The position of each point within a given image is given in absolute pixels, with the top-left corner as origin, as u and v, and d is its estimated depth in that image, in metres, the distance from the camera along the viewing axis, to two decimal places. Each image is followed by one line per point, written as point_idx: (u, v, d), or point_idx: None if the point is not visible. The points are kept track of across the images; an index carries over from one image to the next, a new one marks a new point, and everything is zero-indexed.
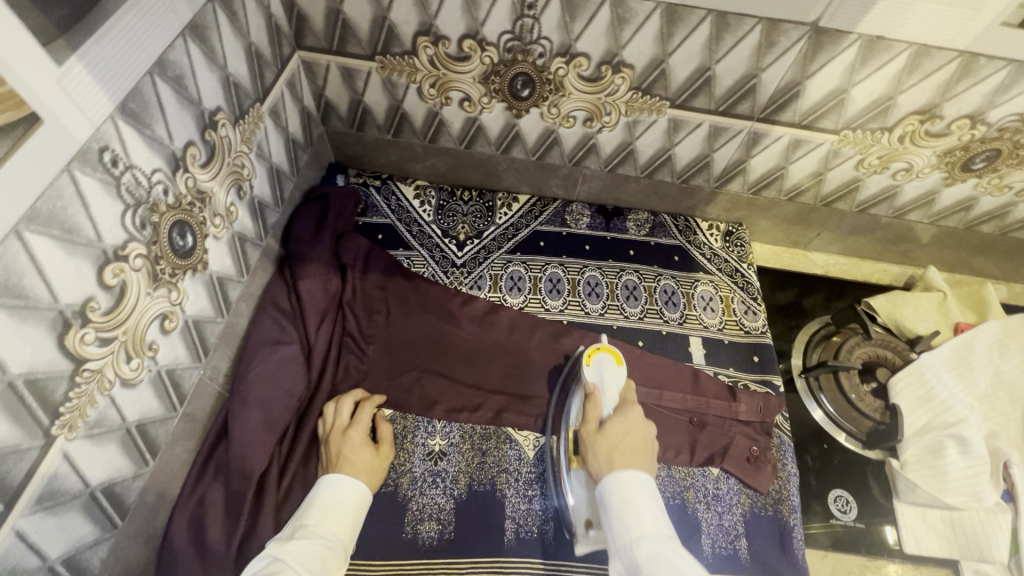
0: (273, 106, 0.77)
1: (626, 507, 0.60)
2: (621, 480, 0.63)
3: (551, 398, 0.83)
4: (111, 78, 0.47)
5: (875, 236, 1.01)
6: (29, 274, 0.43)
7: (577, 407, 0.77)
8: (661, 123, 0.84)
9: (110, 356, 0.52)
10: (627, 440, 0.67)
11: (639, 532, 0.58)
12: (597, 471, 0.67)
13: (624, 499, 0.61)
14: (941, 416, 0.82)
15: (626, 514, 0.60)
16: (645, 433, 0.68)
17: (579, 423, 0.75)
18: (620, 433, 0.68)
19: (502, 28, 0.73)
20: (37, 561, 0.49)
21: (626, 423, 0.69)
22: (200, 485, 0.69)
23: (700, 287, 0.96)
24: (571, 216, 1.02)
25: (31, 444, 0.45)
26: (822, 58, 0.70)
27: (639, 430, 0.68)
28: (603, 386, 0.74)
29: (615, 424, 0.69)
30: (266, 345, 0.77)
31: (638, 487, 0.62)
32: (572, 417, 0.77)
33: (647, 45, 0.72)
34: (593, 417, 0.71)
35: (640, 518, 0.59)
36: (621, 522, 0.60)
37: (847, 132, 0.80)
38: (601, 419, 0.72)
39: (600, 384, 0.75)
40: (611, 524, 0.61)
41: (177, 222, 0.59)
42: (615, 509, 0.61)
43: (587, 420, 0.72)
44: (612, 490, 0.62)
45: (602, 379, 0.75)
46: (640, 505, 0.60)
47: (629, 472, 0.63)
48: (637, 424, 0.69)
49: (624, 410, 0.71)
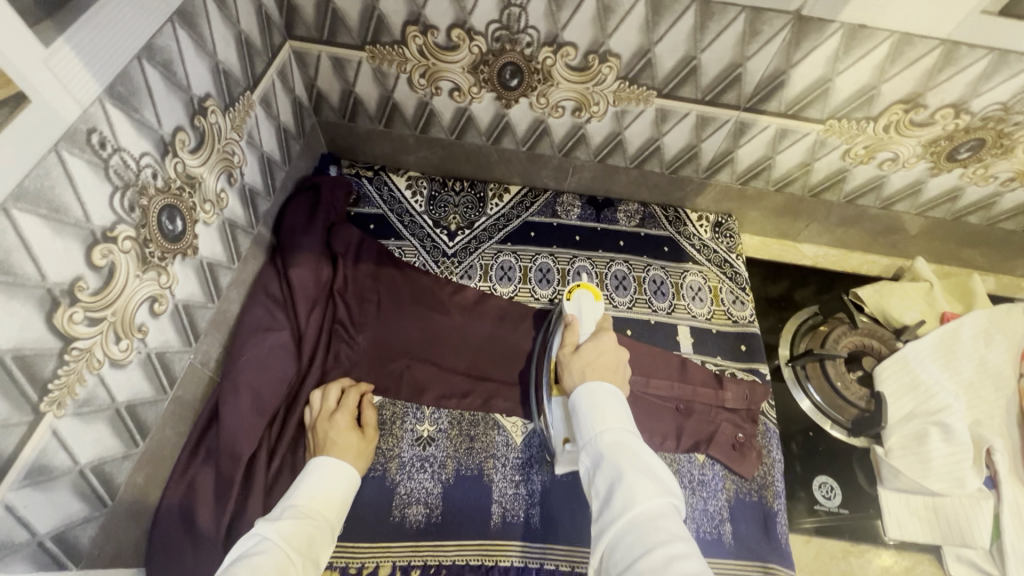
0: (263, 94, 0.78)
1: (595, 408, 0.60)
2: (592, 389, 0.63)
3: (536, 338, 0.87)
4: (99, 60, 0.47)
5: (863, 227, 1.02)
6: (16, 252, 0.44)
7: (557, 338, 0.79)
8: (649, 113, 0.84)
9: (99, 336, 0.53)
10: (599, 358, 0.69)
11: (605, 426, 0.58)
12: (571, 385, 0.68)
13: (593, 402, 0.61)
14: (925, 404, 0.83)
15: (594, 412, 0.60)
16: (617, 354, 0.70)
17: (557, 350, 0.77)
18: (593, 353, 0.69)
19: (489, 17, 0.74)
20: (26, 535, 0.50)
21: (599, 346, 0.71)
22: (189, 469, 0.70)
23: (689, 277, 0.97)
24: (562, 206, 1.03)
25: (20, 419, 0.46)
26: (806, 47, 0.71)
27: (611, 352, 0.70)
28: (581, 317, 0.79)
29: (588, 345, 0.71)
30: (257, 332, 0.78)
31: (608, 392, 0.62)
32: (553, 348, 0.79)
33: (633, 34, 0.73)
34: (570, 339, 0.75)
35: (609, 416, 0.59)
36: (588, 419, 0.60)
37: (833, 122, 0.81)
38: (578, 343, 0.75)
39: (578, 316, 0.80)
40: (579, 420, 0.61)
41: (166, 206, 0.60)
42: (584, 408, 0.61)
43: (565, 344, 0.75)
44: (584, 394, 0.63)
45: (580, 311, 0.80)
46: (608, 406, 0.60)
47: (600, 383, 0.63)
48: (610, 346, 0.71)
49: (597, 334, 0.73)
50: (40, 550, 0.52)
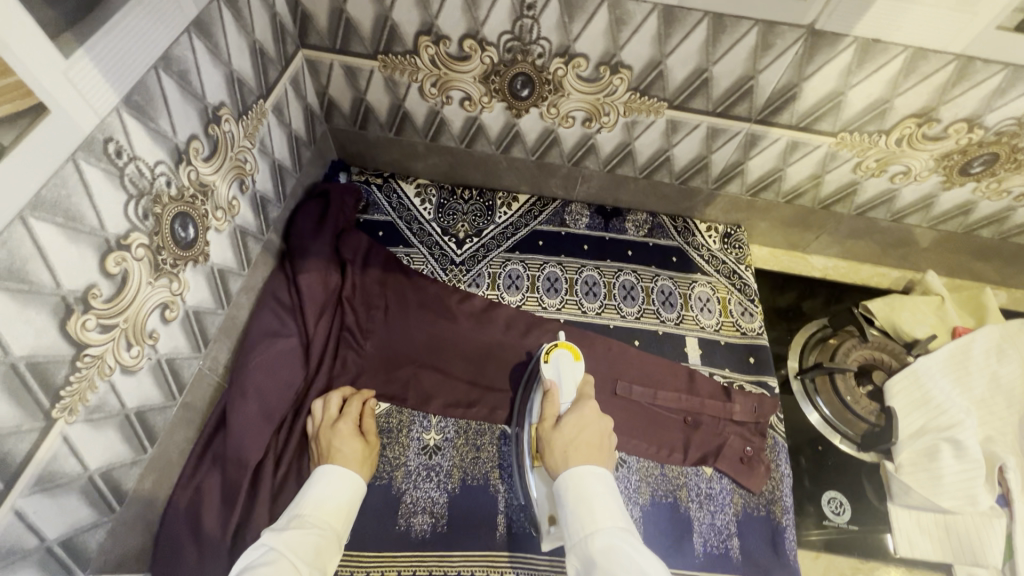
0: (276, 102, 0.78)
1: (581, 505, 0.60)
2: (577, 476, 0.63)
3: (515, 395, 0.84)
4: (117, 71, 0.48)
5: (874, 239, 1.01)
6: (33, 259, 0.44)
7: (536, 405, 0.76)
8: (660, 124, 0.84)
9: (111, 342, 0.53)
10: (582, 436, 0.67)
11: (593, 526, 0.58)
12: (554, 466, 0.67)
13: (579, 496, 0.61)
14: (937, 419, 0.82)
15: (580, 510, 0.60)
16: (600, 428, 0.69)
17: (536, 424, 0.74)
18: (575, 429, 0.68)
19: (501, 29, 0.74)
20: (35, 542, 0.50)
21: (581, 419, 0.69)
22: (196, 474, 0.70)
23: (698, 288, 0.97)
24: (570, 216, 1.03)
25: (32, 425, 0.46)
26: (818, 60, 0.71)
27: (594, 425, 0.69)
28: (560, 382, 0.75)
29: (572, 420, 0.69)
30: (265, 337, 0.78)
31: (592, 482, 0.62)
32: (533, 416, 0.76)
33: (645, 47, 0.73)
34: (550, 413, 0.72)
35: (595, 514, 0.59)
36: (576, 519, 0.60)
37: (845, 134, 0.81)
38: (558, 415, 0.72)
39: (557, 381, 0.75)
40: (567, 520, 0.61)
41: (179, 214, 0.60)
42: (569, 506, 0.61)
43: (545, 418, 0.72)
44: (568, 486, 0.63)
45: (560, 375, 0.75)
46: (594, 501, 0.60)
47: (584, 466, 0.64)
48: (594, 420, 0.69)
49: (579, 406, 0.71)
50: (48, 556, 0.52)
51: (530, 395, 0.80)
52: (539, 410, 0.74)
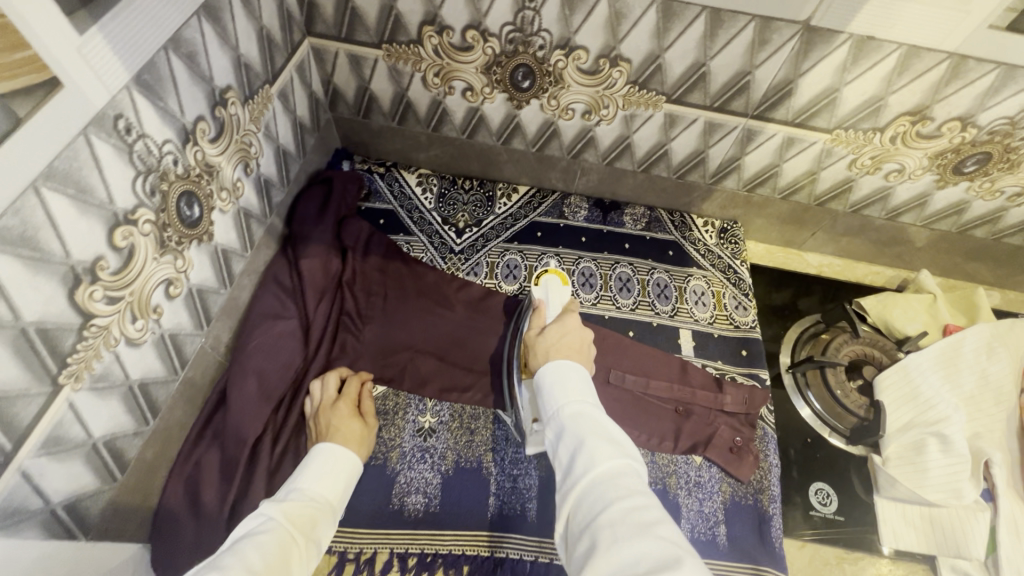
0: (281, 89, 0.80)
1: (558, 383, 0.62)
2: (556, 366, 0.65)
3: (507, 331, 0.89)
4: (128, 50, 0.50)
5: (868, 237, 1.02)
6: (44, 229, 0.45)
7: (525, 322, 0.81)
8: (658, 118, 0.86)
9: (117, 314, 0.55)
10: (564, 338, 0.71)
11: (568, 400, 0.60)
12: (536, 365, 0.69)
13: (557, 378, 0.63)
14: (925, 414, 0.82)
15: (558, 387, 0.62)
16: (581, 336, 0.72)
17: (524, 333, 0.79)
18: (558, 333, 0.71)
19: (504, 20, 0.75)
20: (40, 503, 0.51)
21: (564, 327, 0.73)
22: (196, 450, 0.72)
23: (693, 282, 0.98)
24: (569, 208, 1.05)
25: (40, 390, 0.48)
26: (814, 56, 0.72)
27: (577, 333, 0.72)
28: (547, 301, 0.83)
29: (555, 327, 0.73)
30: (266, 319, 0.80)
31: (571, 370, 0.64)
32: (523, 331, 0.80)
33: (644, 40, 0.74)
34: (536, 322, 0.77)
35: (571, 390, 0.61)
36: (553, 395, 0.61)
37: (840, 131, 0.82)
38: (544, 325, 0.77)
39: (545, 300, 0.83)
40: (544, 396, 0.62)
41: (185, 192, 0.62)
42: (548, 385, 0.63)
43: (532, 326, 0.77)
44: (548, 372, 0.64)
45: (546, 295, 0.83)
46: (571, 381, 0.62)
47: (563, 360, 0.65)
48: (576, 328, 0.73)
49: (563, 317, 0.76)
50: (52, 519, 0.53)
51: (521, 320, 0.85)
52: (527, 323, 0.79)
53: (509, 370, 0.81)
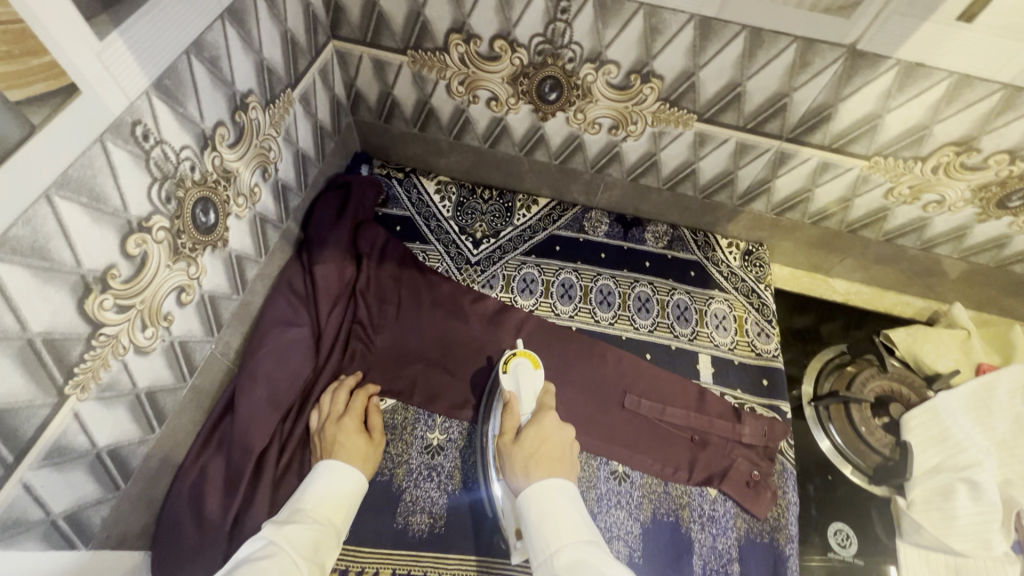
0: (303, 92, 0.78)
1: (544, 520, 0.60)
2: (538, 493, 0.63)
3: (479, 410, 0.82)
4: (149, 55, 0.48)
5: (899, 267, 0.98)
6: (55, 238, 0.44)
7: (496, 418, 0.77)
8: (687, 137, 0.83)
9: (126, 323, 0.54)
10: (543, 448, 0.68)
11: (558, 543, 0.58)
12: (515, 479, 0.67)
13: (542, 511, 0.61)
14: (954, 458, 0.79)
15: (545, 525, 0.60)
16: (562, 439, 0.69)
17: (496, 435, 0.75)
18: (536, 442, 0.68)
19: (534, 31, 0.73)
20: (41, 514, 0.50)
21: (541, 431, 0.69)
22: (201, 456, 0.70)
23: (714, 305, 0.95)
24: (589, 222, 1.02)
25: (45, 400, 0.47)
26: (857, 81, 0.69)
27: (556, 438, 0.69)
28: (519, 393, 0.76)
29: (532, 432, 0.69)
30: (278, 325, 0.79)
31: (557, 495, 0.62)
32: (495, 426, 0.77)
33: (678, 57, 0.71)
34: (509, 427, 0.72)
35: (560, 529, 0.59)
36: (541, 536, 0.59)
37: (878, 158, 0.78)
38: (519, 427, 0.73)
39: (516, 390, 0.76)
40: (531, 536, 0.60)
41: (201, 199, 0.60)
42: (533, 521, 0.61)
43: (505, 431, 0.72)
44: (531, 502, 0.62)
45: (518, 385, 0.76)
46: (557, 516, 0.61)
47: (549, 480, 0.64)
48: (554, 431, 0.70)
49: (539, 417, 0.72)
50: (52, 529, 0.52)
51: (493, 406, 0.80)
52: (499, 423, 0.75)
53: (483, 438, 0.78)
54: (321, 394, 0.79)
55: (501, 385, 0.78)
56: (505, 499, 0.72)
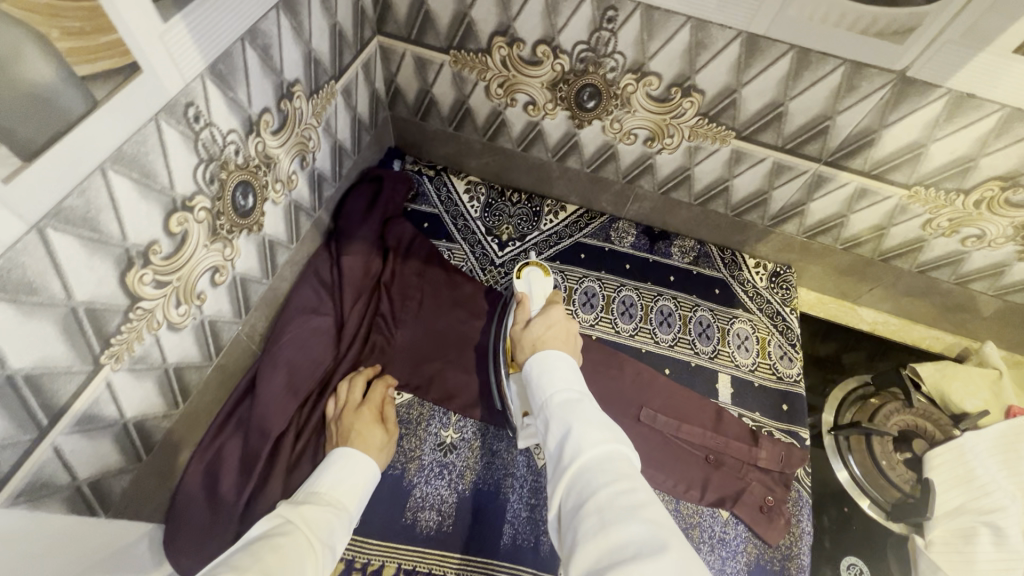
0: (346, 85, 0.79)
1: (543, 373, 0.62)
2: (542, 357, 0.64)
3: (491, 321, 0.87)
4: (207, 40, 0.49)
5: (932, 300, 0.96)
6: (105, 211, 0.45)
7: (509, 318, 0.80)
8: (723, 153, 0.82)
9: (163, 298, 0.55)
10: (548, 331, 0.69)
11: (556, 389, 0.60)
12: (522, 361, 0.69)
13: (543, 367, 0.63)
14: (978, 500, 0.76)
15: (544, 377, 0.62)
16: (567, 326, 0.71)
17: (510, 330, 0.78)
18: (543, 327, 0.70)
19: (578, 38, 0.73)
20: (67, 479, 0.51)
21: (548, 319, 0.72)
22: (219, 436, 0.72)
23: (737, 325, 0.94)
24: (616, 232, 1.02)
25: (81, 367, 0.48)
26: (903, 109, 0.68)
27: (563, 325, 0.71)
28: (531, 293, 0.81)
29: (539, 319, 0.72)
30: (302, 312, 0.80)
31: (559, 358, 0.64)
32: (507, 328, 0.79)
33: (721, 74, 0.71)
34: (521, 317, 0.76)
35: (557, 379, 0.61)
36: (540, 385, 0.62)
37: (919, 188, 0.77)
38: (528, 319, 0.76)
39: (528, 292, 0.81)
40: (534, 385, 0.63)
41: (241, 182, 0.62)
42: (536, 374, 0.63)
43: (517, 321, 0.76)
44: (536, 362, 0.64)
45: (530, 288, 0.82)
46: (557, 370, 0.62)
47: (551, 351, 0.65)
48: (560, 319, 0.72)
49: (546, 310, 0.74)
50: (76, 494, 0.53)
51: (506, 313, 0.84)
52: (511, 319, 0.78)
53: (495, 356, 0.81)
54: (339, 380, 0.80)
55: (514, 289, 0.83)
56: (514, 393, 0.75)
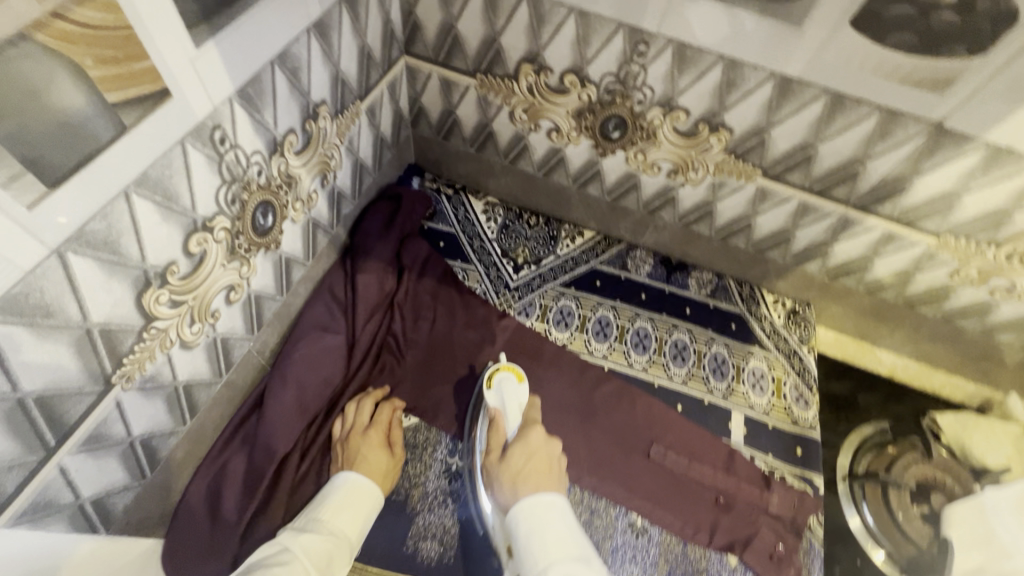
0: (371, 105, 0.79)
1: (533, 535, 0.61)
2: (528, 507, 0.63)
3: (465, 411, 0.81)
4: (237, 65, 0.49)
5: (954, 347, 0.93)
6: (127, 234, 0.45)
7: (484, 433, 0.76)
8: (748, 191, 0.81)
9: (177, 318, 0.54)
10: (530, 463, 0.68)
11: (548, 558, 0.58)
12: (505, 499, 0.67)
13: (533, 527, 0.61)
14: (999, 562, 0.73)
15: (534, 540, 0.60)
16: (549, 452, 0.70)
17: (484, 452, 0.75)
18: (523, 458, 0.69)
19: (607, 70, 0.72)
20: (71, 498, 0.51)
21: (528, 448, 0.70)
22: (225, 451, 0.71)
23: (753, 362, 0.92)
24: (633, 261, 1.00)
25: (92, 388, 0.48)
26: (938, 158, 0.66)
27: (543, 450, 0.70)
28: (505, 408, 0.77)
29: (519, 446, 0.71)
30: (315, 329, 0.79)
31: (548, 511, 0.63)
32: (479, 444, 0.76)
33: (751, 112, 0.70)
34: (496, 444, 0.73)
35: (548, 545, 0.60)
36: (530, 552, 0.60)
37: (948, 237, 0.75)
38: (505, 443, 0.74)
39: (502, 407, 0.77)
40: (523, 552, 0.60)
41: (262, 202, 0.61)
42: (524, 540, 0.61)
43: (492, 450, 0.73)
44: (522, 518, 0.63)
45: (504, 401, 0.78)
46: (546, 531, 0.61)
47: (538, 496, 0.64)
48: (540, 444, 0.71)
49: (523, 433, 0.73)
50: (78, 513, 0.53)
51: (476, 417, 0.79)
52: (485, 440, 0.75)
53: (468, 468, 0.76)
54: (347, 400, 0.79)
55: (486, 403, 0.79)
56: (496, 519, 0.71)
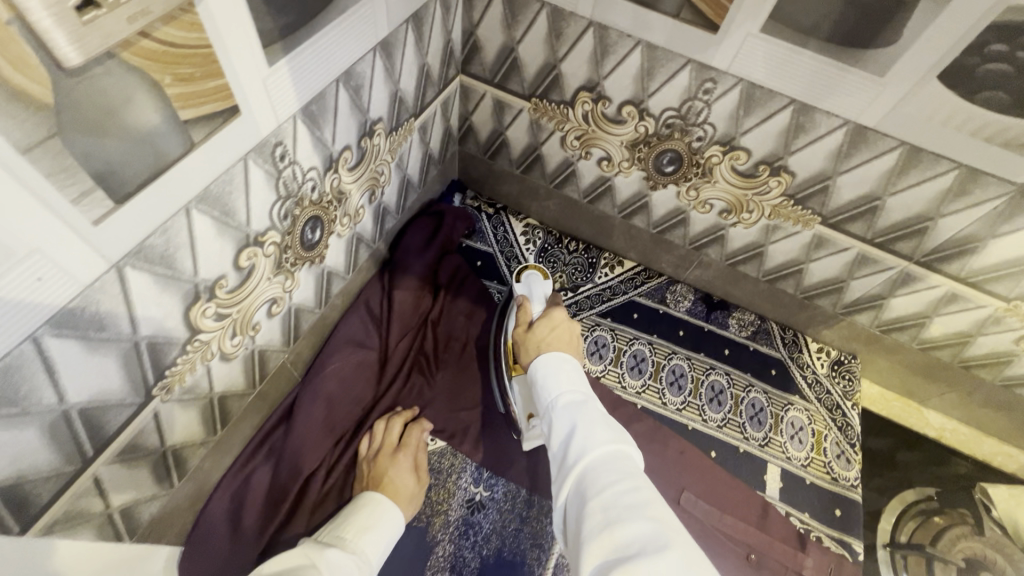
0: (424, 122, 0.78)
1: (551, 372, 0.58)
2: (547, 358, 0.61)
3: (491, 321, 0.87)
4: (305, 83, 0.49)
5: (1011, 416, 0.87)
6: (182, 249, 0.44)
7: (512, 320, 0.76)
8: (804, 236, 0.78)
9: (220, 331, 0.54)
10: (554, 333, 0.65)
11: (562, 388, 0.56)
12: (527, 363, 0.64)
13: (550, 366, 0.59)
14: None
15: (550, 378, 0.58)
16: (571, 327, 0.66)
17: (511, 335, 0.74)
18: (547, 329, 0.65)
19: (667, 105, 0.70)
20: (101, 507, 0.51)
21: (552, 320, 0.67)
22: (251, 461, 0.71)
23: (792, 413, 0.88)
24: (673, 295, 0.97)
25: (132, 400, 0.47)
26: (1017, 222, 0.62)
27: (566, 325, 0.66)
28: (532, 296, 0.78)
29: (543, 320, 0.67)
30: (348, 345, 0.78)
31: (567, 360, 0.60)
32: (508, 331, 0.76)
33: (817, 158, 0.67)
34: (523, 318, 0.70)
35: (564, 380, 0.57)
36: (546, 385, 0.58)
37: (1019, 303, 0.71)
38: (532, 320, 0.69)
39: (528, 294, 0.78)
40: (539, 386, 0.59)
41: (312, 218, 0.60)
42: (540, 379, 0.59)
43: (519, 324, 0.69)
44: (541, 365, 0.60)
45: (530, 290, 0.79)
46: (564, 371, 0.58)
47: (556, 353, 0.61)
48: (564, 320, 0.67)
49: (548, 311, 0.69)
50: (107, 521, 0.53)
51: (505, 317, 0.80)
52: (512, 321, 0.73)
53: (495, 356, 0.80)
54: (375, 417, 0.78)
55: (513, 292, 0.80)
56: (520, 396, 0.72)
